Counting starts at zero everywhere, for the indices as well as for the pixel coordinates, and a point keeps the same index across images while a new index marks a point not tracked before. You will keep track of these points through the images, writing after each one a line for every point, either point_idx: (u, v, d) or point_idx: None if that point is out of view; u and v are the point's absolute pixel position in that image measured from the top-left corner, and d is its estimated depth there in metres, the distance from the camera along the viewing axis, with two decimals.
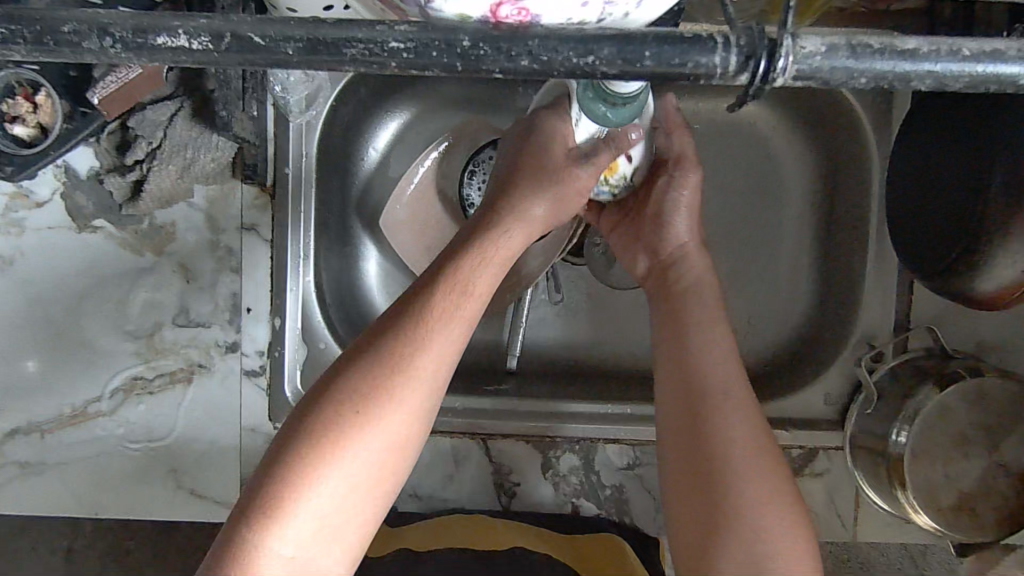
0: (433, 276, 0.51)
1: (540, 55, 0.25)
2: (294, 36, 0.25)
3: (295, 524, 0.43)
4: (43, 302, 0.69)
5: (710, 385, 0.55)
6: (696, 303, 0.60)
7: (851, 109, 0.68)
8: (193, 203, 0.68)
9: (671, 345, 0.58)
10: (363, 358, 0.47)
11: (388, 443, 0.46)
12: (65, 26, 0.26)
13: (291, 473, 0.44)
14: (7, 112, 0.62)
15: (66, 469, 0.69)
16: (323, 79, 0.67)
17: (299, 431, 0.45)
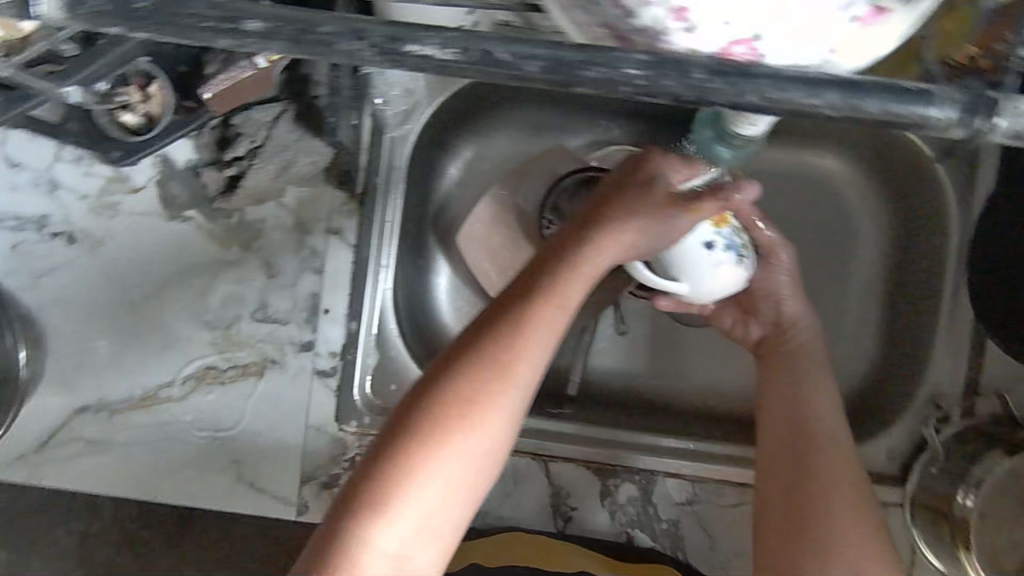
0: (530, 280, 0.51)
1: (770, 93, 0.26)
2: (536, 55, 0.27)
3: (397, 516, 0.45)
4: (127, 285, 0.71)
5: (819, 442, 0.58)
6: (803, 363, 0.63)
7: (933, 164, 0.68)
8: (283, 203, 0.69)
9: (778, 399, 0.61)
10: (463, 356, 0.48)
11: (485, 441, 0.47)
12: (324, 27, 0.28)
13: (395, 465, 0.45)
14: (118, 99, 0.64)
15: (132, 450, 0.71)
16: (422, 95, 0.70)
17: (403, 428, 0.46)
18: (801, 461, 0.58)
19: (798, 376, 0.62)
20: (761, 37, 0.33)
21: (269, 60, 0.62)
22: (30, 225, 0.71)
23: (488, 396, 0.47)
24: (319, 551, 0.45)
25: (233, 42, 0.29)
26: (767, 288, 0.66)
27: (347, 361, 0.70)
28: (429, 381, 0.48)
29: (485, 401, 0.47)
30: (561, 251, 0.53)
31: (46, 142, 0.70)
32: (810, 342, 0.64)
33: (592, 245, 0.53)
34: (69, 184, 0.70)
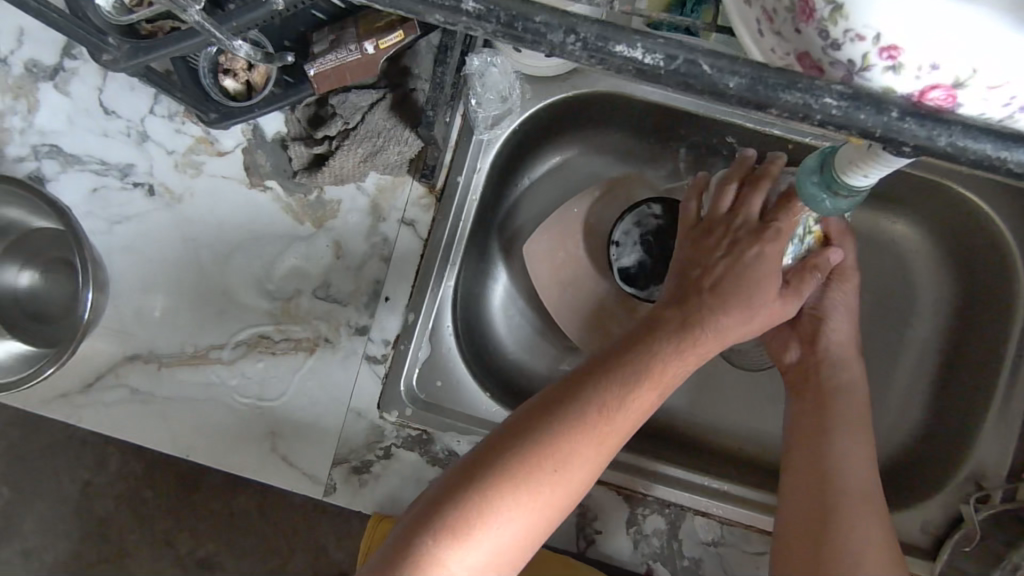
0: (629, 348, 0.54)
1: (958, 140, 0.26)
2: (739, 72, 0.26)
3: (475, 545, 0.47)
4: (196, 244, 0.72)
5: (847, 486, 0.58)
6: (846, 401, 0.63)
7: (1006, 246, 0.69)
8: (362, 187, 0.71)
9: (812, 442, 0.62)
10: (560, 407, 0.50)
11: (566, 493, 0.49)
12: (538, 16, 0.27)
13: (482, 498, 0.47)
14: (223, 64, 0.66)
15: (171, 405, 0.71)
16: (515, 103, 0.70)
17: (493, 463, 0.48)
18: (828, 503, 0.58)
19: (835, 418, 0.62)
20: (963, 86, 0.29)
21: (378, 47, 0.64)
22: (115, 171, 0.72)
23: (582, 452, 0.49)
24: (391, 562, 0.47)
25: (445, 18, 0.28)
26: (821, 305, 0.66)
27: (399, 351, 0.71)
28: (523, 423, 0.50)
29: (576, 457, 0.49)
30: (660, 326, 0.56)
31: (145, 94, 0.72)
32: (854, 383, 0.64)
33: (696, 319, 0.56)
34: (159, 139, 0.72)
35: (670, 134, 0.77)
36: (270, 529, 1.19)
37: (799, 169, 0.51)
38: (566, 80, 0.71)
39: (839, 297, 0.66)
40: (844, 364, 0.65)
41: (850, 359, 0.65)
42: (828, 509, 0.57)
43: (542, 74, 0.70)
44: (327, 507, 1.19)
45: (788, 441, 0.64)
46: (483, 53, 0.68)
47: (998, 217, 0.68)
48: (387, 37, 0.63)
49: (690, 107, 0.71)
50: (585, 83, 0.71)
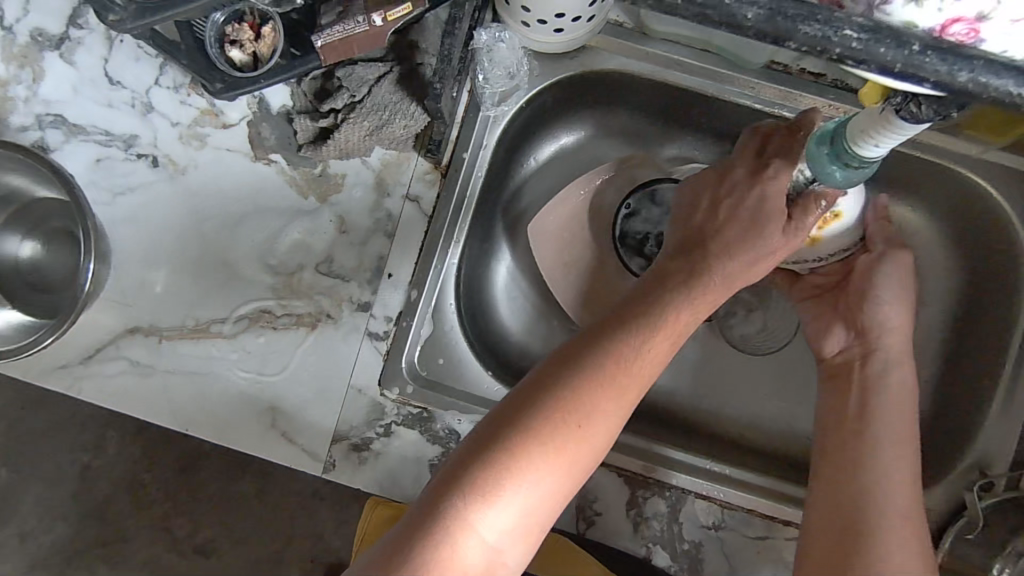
0: (643, 305, 0.54)
1: (980, 75, 0.29)
2: (757, 4, 0.29)
3: (503, 506, 0.46)
4: (199, 217, 0.72)
5: (881, 463, 0.57)
6: (889, 394, 0.60)
7: (1016, 233, 0.68)
8: (367, 161, 0.70)
9: (853, 422, 0.60)
10: (584, 365, 0.50)
11: (588, 453, 0.49)
12: None
13: (511, 459, 0.46)
14: (230, 35, 0.67)
15: (171, 378, 0.70)
16: (522, 80, 0.70)
17: (521, 422, 0.48)
18: (863, 486, 0.56)
19: (877, 407, 0.60)
20: (986, 18, 0.32)
21: (386, 19, 0.63)
22: (118, 142, 0.72)
23: (601, 410, 0.49)
24: (417, 522, 0.46)
25: None
26: (869, 279, 0.64)
27: (401, 328, 0.70)
28: (548, 382, 0.50)
29: (600, 413, 0.49)
30: (667, 278, 0.56)
31: (151, 65, 0.72)
32: (906, 377, 0.62)
33: (704, 271, 0.56)
34: (164, 110, 0.72)
35: (677, 117, 0.76)
36: (269, 512, 1.19)
37: (812, 141, 0.51)
38: (575, 59, 0.70)
39: (888, 271, 0.64)
40: (900, 365, 0.62)
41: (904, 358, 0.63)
42: (859, 503, 0.55)
43: (547, 51, 0.69)
44: (326, 492, 1.18)
45: (822, 430, 0.62)
46: (491, 27, 0.67)
47: (1007, 204, 0.68)
48: (395, 9, 0.63)
49: (698, 86, 0.70)
50: (593, 62, 0.70)
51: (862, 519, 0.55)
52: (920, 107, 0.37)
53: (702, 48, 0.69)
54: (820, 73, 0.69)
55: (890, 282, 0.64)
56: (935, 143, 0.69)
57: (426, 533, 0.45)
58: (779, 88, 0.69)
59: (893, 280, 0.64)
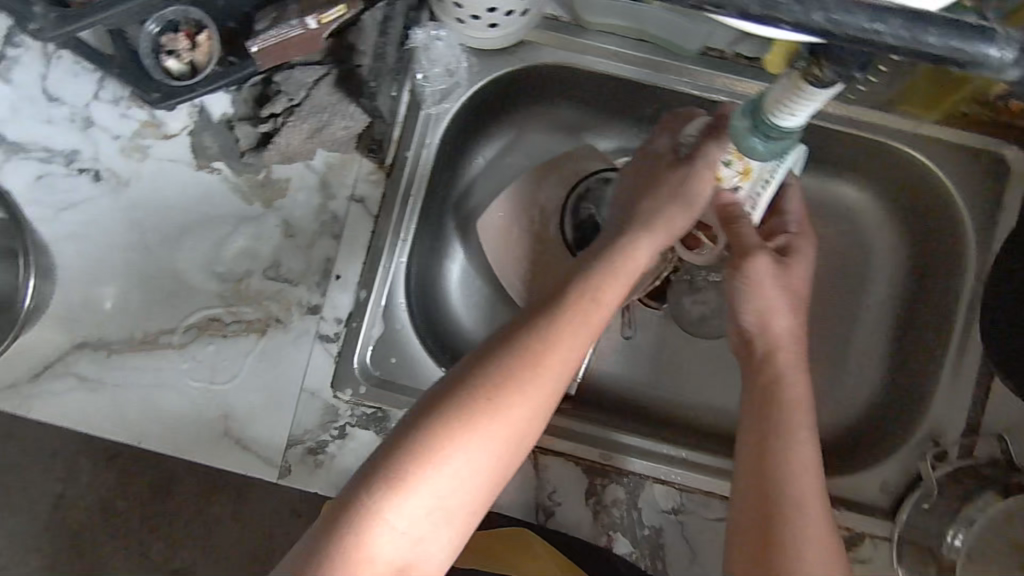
0: (558, 296, 0.54)
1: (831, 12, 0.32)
2: None
3: (412, 497, 0.46)
4: (144, 228, 0.71)
5: (790, 467, 0.56)
6: (786, 388, 0.60)
7: (954, 205, 0.70)
8: (311, 165, 0.70)
9: (760, 418, 0.59)
10: (495, 356, 0.50)
11: (508, 439, 0.49)
12: None
13: (420, 450, 0.46)
14: (166, 45, 0.67)
15: (122, 392, 0.69)
16: (461, 78, 0.71)
17: (430, 415, 0.47)
18: (775, 491, 0.55)
19: (785, 392, 0.60)
20: None
21: (320, 21, 0.64)
22: (59, 158, 0.71)
23: (518, 393, 0.49)
24: (328, 520, 0.45)
25: None
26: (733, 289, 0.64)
27: (352, 329, 0.70)
28: (461, 375, 0.50)
29: (513, 400, 0.49)
30: (588, 264, 0.58)
31: (90, 79, 0.71)
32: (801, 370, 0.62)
33: (621, 254, 0.58)
34: (104, 123, 0.71)
35: (620, 108, 0.78)
36: (243, 534, 1.17)
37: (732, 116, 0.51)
38: (512, 54, 0.71)
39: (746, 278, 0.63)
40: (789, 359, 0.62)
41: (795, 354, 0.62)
42: (773, 500, 0.55)
43: (488, 46, 0.70)
44: (301, 509, 1.17)
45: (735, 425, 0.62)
46: (428, 27, 0.69)
47: (944, 177, 0.69)
48: (329, 12, 0.64)
49: (633, 76, 0.71)
50: (533, 56, 0.71)
51: (774, 527, 0.54)
52: (825, 70, 0.38)
53: (637, 38, 0.70)
54: (754, 58, 0.70)
55: (756, 288, 0.63)
56: (873, 120, 0.70)
57: (335, 526, 0.44)
58: (716, 73, 0.70)
59: (757, 286, 0.63)
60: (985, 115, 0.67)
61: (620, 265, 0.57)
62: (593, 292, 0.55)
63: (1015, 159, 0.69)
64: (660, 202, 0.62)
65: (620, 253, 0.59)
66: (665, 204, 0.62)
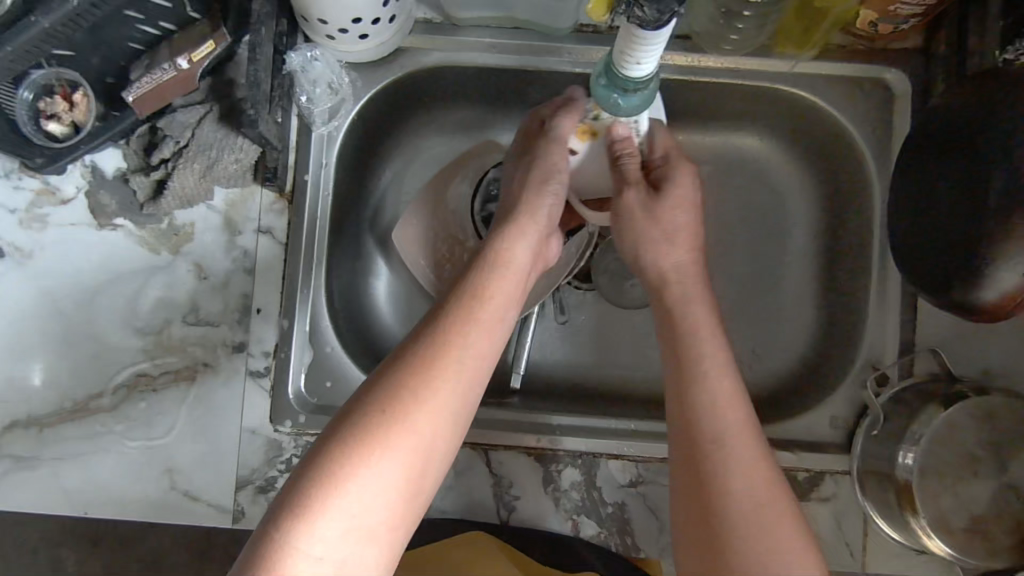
0: (447, 304, 0.55)
1: None
2: None
3: (327, 522, 0.45)
4: (55, 297, 0.70)
5: (710, 405, 0.54)
6: (690, 324, 0.59)
7: (849, 134, 0.70)
8: (211, 205, 0.70)
9: (675, 361, 0.58)
10: (392, 371, 0.50)
11: (415, 451, 0.49)
12: None
13: (328, 474, 0.46)
14: (44, 109, 0.66)
15: (59, 465, 0.67)
16: (347, 93, 0.71)
17: (333, 439, 0.48)
18: (698, 431, 0.54)
19: (686, 317, 0.59)
20: None
21: (192, 60, 0.65)
22: None
23: (420, 401, 0.49)
24: (246, 561, 0.44)
25: None
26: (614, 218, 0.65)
27: (280, 360, 0.69)
28: (362, 396, 0.50)
29: (415, 409, 0.49)
30: (475, 270, 0.58)
31: None
32: (695, 295, 0.61)
33: (502, 254, 0.60)
34: None
35: (513, 101, 0.78)
36: None
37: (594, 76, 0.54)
38: (393, 62, 0.71)
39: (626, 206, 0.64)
40: (680, 285, 0.62)
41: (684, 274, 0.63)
42: (695, 425, 0.54)
43: (366, 59, 0.70)
44: None
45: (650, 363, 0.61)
46: (302, 49, 0.67)
47: (835, 110, 0.70)
48: (199, 49, 0.65)
49: (514, 63, 0.71)
50: (414, 62, 0.71)
51: (704, 455, 0.53)
52: (644, 9, 0.42)
53: (511, 25, 0.71)
54: None
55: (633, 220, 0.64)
56: (753, 68, 0.70)
57: (253, 566, 0.44)
58: (593, 47, 0.70)
59: (634, 218, 0.64)
60: (859, 41, 0.69)
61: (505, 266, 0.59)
62: (484, 295, 0.56)
63: (897, 81, 0.69)
64: (523, 194, 0.64)
65: (494, 256, 0.59)
66: (527, 194, 0.63)
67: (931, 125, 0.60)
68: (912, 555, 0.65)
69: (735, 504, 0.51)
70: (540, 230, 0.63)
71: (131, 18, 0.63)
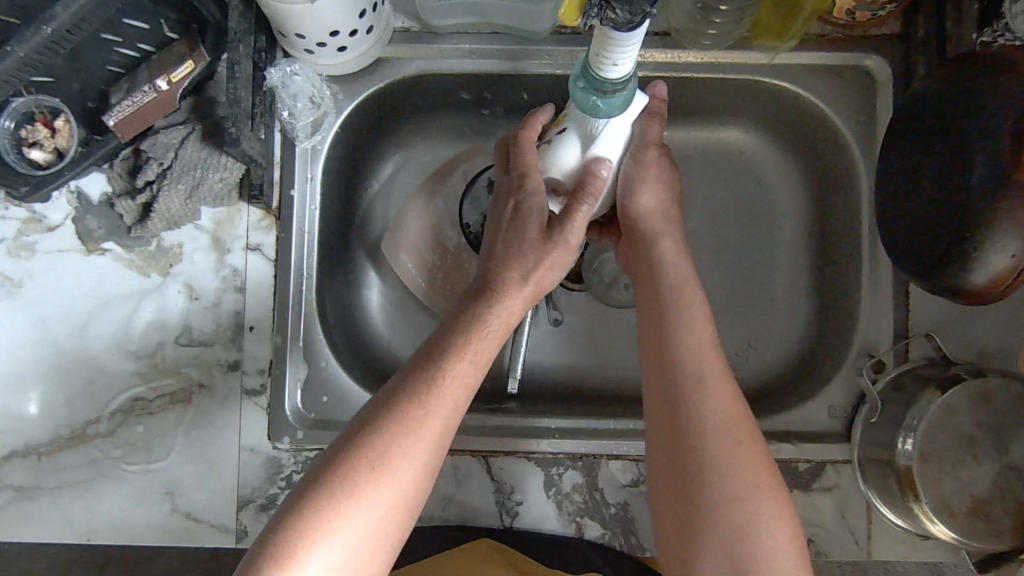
0: (437, 349, 0.55)
1: None
2: None
3: (309, 562, 0.46)
4: (47, 325, 0.69)
5: (685, 354, 0.56)
6: (666, 275, 0.60)
7: (833, 123, 0.70)
8: (199, 225, 0.69)
9: (658, 338, 0.57)
10: (377, 416, 0.50)
11: (394, 498, 0.49)
12: None
13: (309, 521, 0.47)
14: (26, 137, 0.66)
15: (60, 493, 0.67)
16: (328, 106, 0.71)
17: (316, 484, 0.48)
18: (673, 380, 0.55)
19: (666, 275, 0.60)
20: None
21: (171, 81, 0.66)
22: None
23: (404, 449, 0.50)
24: None
25: None
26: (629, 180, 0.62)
27: (275, 376, 0.69)
28: (347, 437, 0.50)
29: (398, 456, 0.49)
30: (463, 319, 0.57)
31: None
32: (676, 245, 0.63)
33: (490, 306, 0.58)
34: None
35: (495, 106, 0.78)
36: None
37: (570, 80, 0.55)
38: (374, 73, 0.71)
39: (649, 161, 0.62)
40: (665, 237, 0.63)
41: (672, 223, 0.64)
42: (674, 378, 0.55)
43: (344, 71, 0.70)
44: None
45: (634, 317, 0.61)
46: (281, 65, 0.68)
47: (817, 99, 0.70)
48: (177, 70, 0.65)
49: (495, 69, 0.71)
50: (395, 72, 0.71)
51: (680, 410, 0.54)
52: (615, 12, 0.43)
53: (490, 30, 0.71)
54: None
55: (649, 177, 0.63)
56: (732, 61, 0.70)
57: None
58: (572, 48, 0.70)
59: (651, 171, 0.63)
60: (837, 29, 0.69)
61: (493, 318, 0.57)
62: (474, 346, 0.55)
63: (879, 67, 0.69)
64: (525, 253, 0.59)
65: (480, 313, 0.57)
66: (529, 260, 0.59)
67: (913, 110, 0.61)
68: (918, 540, 0.65)
69: (710, 451, 0.52)
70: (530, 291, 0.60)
71: (109, 42, 0.63)
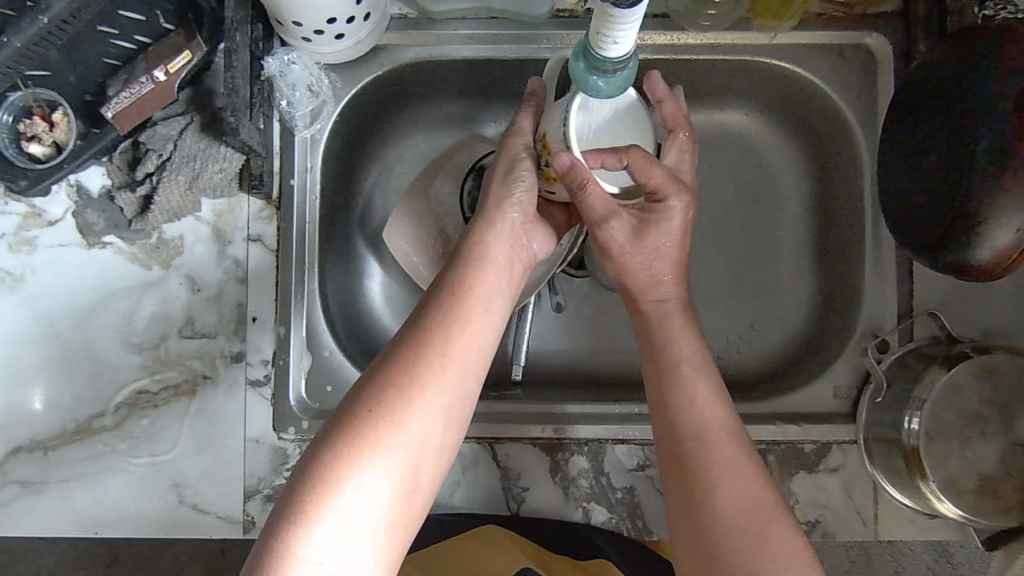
0: (435, 301, 0.54)
1: None
2: None
3: (323, 525, 0.45)
4: (50, 318, 0.69)
5: (687, 403, 0.55)
6: (663, 323, 0.60)
7: (834, 103, 0.70)
8: (200, 216, 0.69)
9: (658, 390, 0.57)
10: (381, 372, 0.50)
11: (404, 449, 0.48)
12: None
13: (320, 478, 0.46)
14: (24, 131, 0.66)
15: (66, 487, 0.67)
16: (327, 94, 0.70)
17: (325, 442, 0.48)
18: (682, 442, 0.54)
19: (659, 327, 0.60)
20: None
21: (169, 71, 0.66)
22: None
23: (411, 399, 0.49)
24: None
25: None
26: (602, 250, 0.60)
27: (278, 367, 0.69)
28: (354, 397, 0.50)
29: (404, 407, 0.49)
30: (462, 268, 0.57)
31: None
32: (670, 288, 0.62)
33: (481, 251, 0.58)
34: None
35: (494, 92, 0.77)
36: None
37: (570, 59, 0.54)
38: (371, 61, 0.71)
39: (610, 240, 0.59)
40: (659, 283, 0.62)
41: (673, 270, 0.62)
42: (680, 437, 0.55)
43: (342, 59, 0.70)
44: None
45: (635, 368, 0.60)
46: (278, 53, 0.67)
47: (818, 79, 0.70)
48: (175, 60, 0.65)
49: (494, 54, 0.71)
50: (393, 60, 0.71)
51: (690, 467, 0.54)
52: None
53: (488, 16, 0.70)
54: None
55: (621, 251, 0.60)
56: (732, 41, 0.69)
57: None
58: (570, 32, 0.70)
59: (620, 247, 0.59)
60: (837, 8, 0.68)
61: (485, 265, 0.57)
62: (471, 291, 0.55)
63: (879, 45, 0.68)
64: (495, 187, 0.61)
65: (472, 251, 0.58)
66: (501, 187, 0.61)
67: (914, 86, 0.61)
68: (924, 519, 0.65)
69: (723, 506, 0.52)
70: (519, 218, 0.60)
71: (105, 34, 0.63)
